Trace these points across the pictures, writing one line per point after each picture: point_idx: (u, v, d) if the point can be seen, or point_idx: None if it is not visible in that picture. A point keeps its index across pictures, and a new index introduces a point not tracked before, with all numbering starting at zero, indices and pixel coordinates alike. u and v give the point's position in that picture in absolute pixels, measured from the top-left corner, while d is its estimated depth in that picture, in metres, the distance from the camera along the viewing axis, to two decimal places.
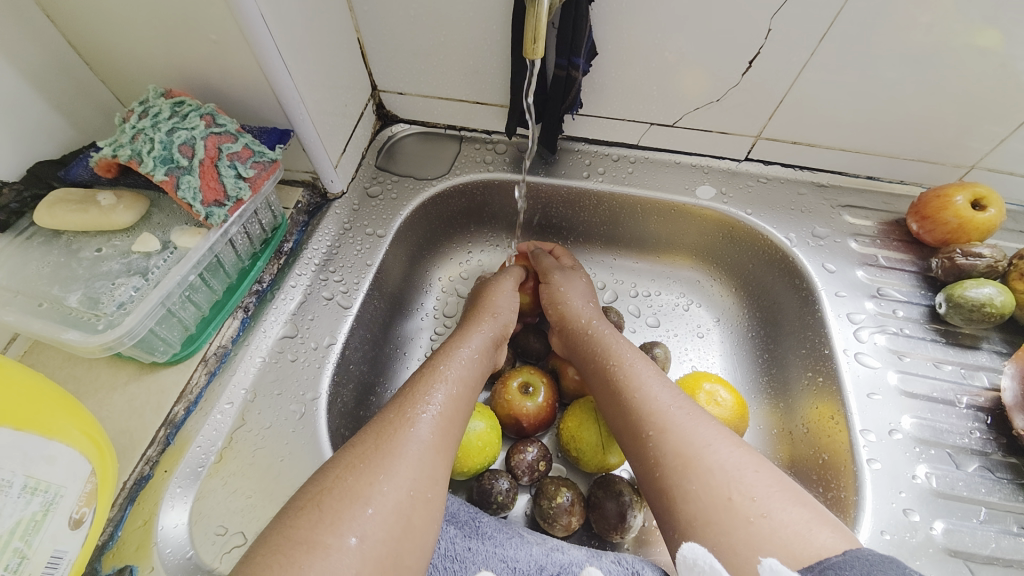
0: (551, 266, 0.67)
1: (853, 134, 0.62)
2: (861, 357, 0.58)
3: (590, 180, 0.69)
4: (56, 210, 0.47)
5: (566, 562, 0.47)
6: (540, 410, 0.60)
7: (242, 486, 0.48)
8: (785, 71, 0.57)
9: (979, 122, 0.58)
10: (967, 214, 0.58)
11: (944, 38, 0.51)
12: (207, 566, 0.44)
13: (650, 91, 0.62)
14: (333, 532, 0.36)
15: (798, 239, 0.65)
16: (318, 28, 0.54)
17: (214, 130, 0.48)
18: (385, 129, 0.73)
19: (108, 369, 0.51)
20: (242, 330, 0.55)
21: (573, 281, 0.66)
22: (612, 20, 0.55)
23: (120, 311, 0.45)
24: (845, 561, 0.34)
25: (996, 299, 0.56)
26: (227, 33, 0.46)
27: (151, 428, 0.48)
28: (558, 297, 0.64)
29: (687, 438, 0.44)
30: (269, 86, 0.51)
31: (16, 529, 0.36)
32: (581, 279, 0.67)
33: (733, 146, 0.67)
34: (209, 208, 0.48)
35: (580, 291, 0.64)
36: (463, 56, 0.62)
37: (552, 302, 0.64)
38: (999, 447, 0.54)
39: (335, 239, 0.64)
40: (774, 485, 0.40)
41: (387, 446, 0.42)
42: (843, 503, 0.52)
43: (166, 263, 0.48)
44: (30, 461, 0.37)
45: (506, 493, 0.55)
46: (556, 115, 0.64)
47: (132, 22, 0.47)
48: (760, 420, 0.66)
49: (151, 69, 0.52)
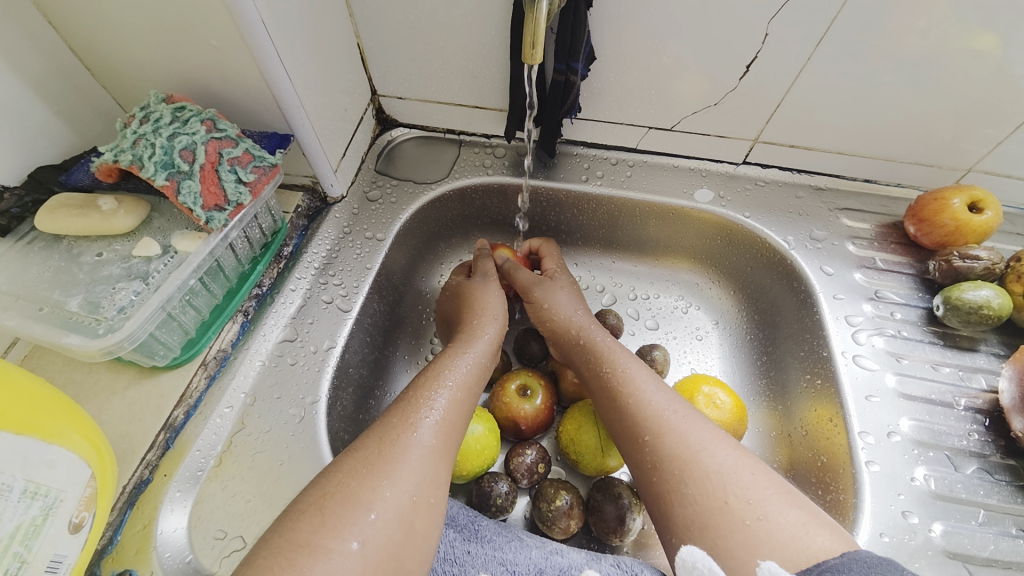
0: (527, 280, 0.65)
1: (850, 137, 0.63)
2: (859, 360, 0.58)
3: (589, 184, 0.70)
4: (56, 215, 0.47)
5: (565, 565, 0.47)
6: (538, 413, 0.60)
7: (241, 490, 0.48)
8: (782, 76, 0.57)
9: (975, 125, 0.58)
10: (965, 217, 0.59)
11: (941, 42, 0.51)
12: (207, 570, 0.44)
13: (649, 95, 0.62)
14: (334, 535, 0.37)
15: (796, 242, 0.65)
16: (319, 34, 0.55)
17: (215, 136, 0.49)
18: (385, 134, 0.73)
19: (108, 373, 0.51)
20: (242, 333, 0.56)
21: (555, 291, 0.64)
22: (611, 25, 0.55)
23: (121, 315, 0.45)
24: (844, 563, 0.34)
25: (993, 301, 0.56)
26: (228, 39, 0.46)
27: (151, 432, 0.48)
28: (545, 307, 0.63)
29: (683, 441, 0.44)
30: (269, 91, 0.51)
31: (16, 534, 0.36)
32: (564, 288, 0.65)
33: (731, 150, 0.68)
34: (209, 213, 0.48)
35: (566, 302, 0.63)
36: (463, 61, 0.62)
37: (540, 320, 0.63)
38: (997, 449, 0.54)
39: (335, 243, 0.64)
40: (771, 487, 0.40)
41: (390, 451, 0.42)
42: (842, 505, 0.52)
43: (166, 268, 0.48)
44: (31, 465, 0.37)
45: (506, 496, 0.55)
46: (555, 119, 0.64)
47: (134, 29, 0.47)
48: (759, 422, 0.66)
49: (152, 74, 0.52)
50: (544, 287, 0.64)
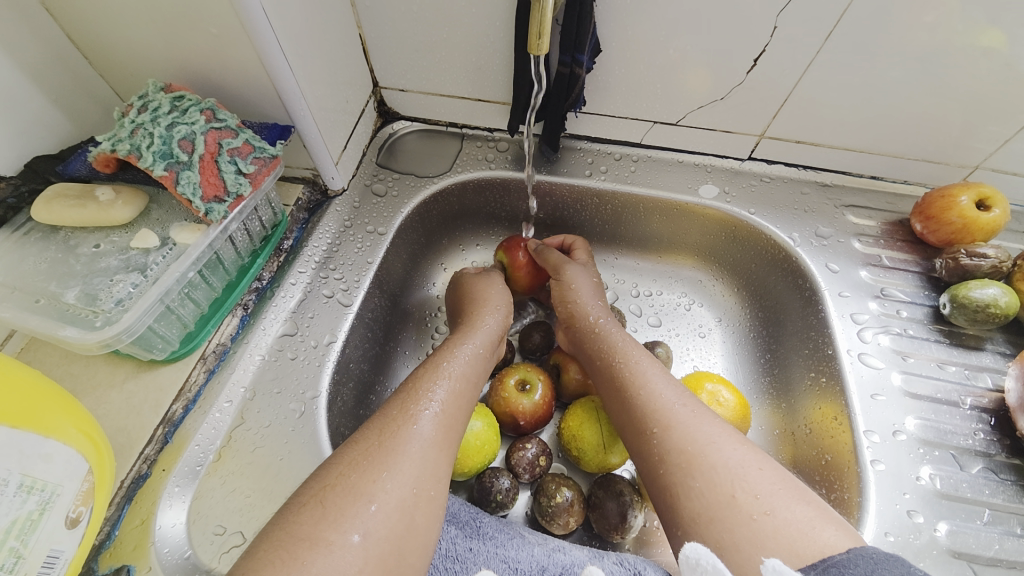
0: (557, 258, 0.65)
1: (856, 134, 0.62)
2: (865, 358, 0.57)
3: (592, 178, 0.69)
4: (53, 205, 0.47)
5: (567, 563, 0.47)
6: (537, 408, 0.59)
7: (241, 485, 0.48)
8: (789, 70, 0.56)
9: (983, 122, 0.57)
10: (972, 215, 0.58)
11: (948, 38, 0.50)
12: (206, 566, 0.43)
13: (654, 89, 0.61)
14: (336, 529, 0.36)
15: (801, 239, 0.64)
16: (320, 24, 0.54)
17: (214, 126, 0.48)
18: (386, 127, 0.72)
19: (106, 366, 0.50)
20: (242, 327, 0.55)
21: (583, 277, 0.63)
22: (617, 18, 0.55)
23: (119, 308, 0.44)
24: (849, 559, 0.34)
25: (1000, 300, 0.56)
26: (229, 27, 0.45)
27: (150, 426, 0.48)
28: (568, 296, 0.62)
29: (689, 435, 0.44)
30: (270, 81, 0.50)
31: (12, 528, 0.35)
32: (593, 278, 0.64)
33: (736, 146, 0.67)
34: (209, 204, 0.47)
35: (591, 291, 0.63)
36: (466, 53, 0.61)
37: (562, 301, 0.63)
38: (1002, 449, 0.54)
39: (336, 237, 0.63)
40: (777, 482, 0.40)
41: (390, 444, 0.42)
42: (846, 503, 0.52)
43: (165, 259, 0.48)
44: (27, 459, 0.37)
45: (507, 492, 0.55)
46: (559, 112, 0.63)
47: (132, 15, 0.46)
48: (761, 420, 0.66)
49: (150, 62, 0.51)
50: (573, 270, 0.64)
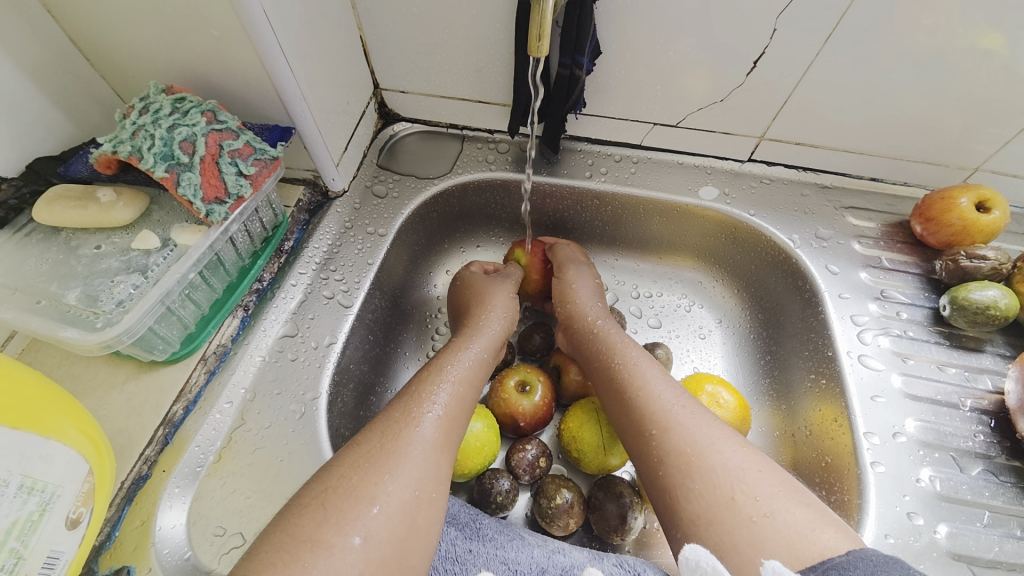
0: (568, 257, 0.65)
1: (856, 135, 0.62)
2: (864, 360, 0.57)
3: (592, 180, 0.69)
4: (55, 207, 0.47)
5: (567, 564, 0.47)
6: (537, 409, 0.59)
7: (241, 486, 0.48)
8: (789, 72, 0.56)
9: (983, 124, 0.57)
10: (972, 217, 0.58)
11: (948, 40, 0.50)
12: (206, 567, 0.43)
13: (654, 90, 0.62)
14: (336, 530, 0.36)
15: (801, 240, 0.65)
16: (321, 26, 0.54)
17: (215, 127, 0.48)
18: (387, 128, 0.72)
19: (107, 367, 0.50)
20: (242, 328, 0.55)
21: (585, 278, 0.64)
22: (617, 20, 0.55)
23: (119, 309, 0.44)
24: (849, 561, 0.33)
25: (1000, 302, 0.56)
26: (230, 29, 0.45)
27: (150, 427, 0.48)
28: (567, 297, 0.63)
29: (690, 437, 0.44)
30: (270, 83, 0.50)
31: (12, 529, 0.35)
32: (594, 279, 0.65)
33: (736, 147, 0.67)
34: (209, 205, 0.47)
35: (590, 291, 0.63)
36: (466, 54, 0.62)
37: (561, 301, 0.63)
38: (1002, 450, 0.54)
39: (336, 238, 0.63)
40: (778, 485, 0.40)
41: (391, 445, 0.42)
42: (846, 506, 0.52)
43: (166, 261, 0.48)
44: (28, 460, 0.37)
45: (507, 493, 0.55)
46: (559, 114, 0.63)
47: (133, 17, 0.46)
48: (761, 422, 0.65)
49: (151, 64, 0.51)
50: (576, 270, 0.64)
